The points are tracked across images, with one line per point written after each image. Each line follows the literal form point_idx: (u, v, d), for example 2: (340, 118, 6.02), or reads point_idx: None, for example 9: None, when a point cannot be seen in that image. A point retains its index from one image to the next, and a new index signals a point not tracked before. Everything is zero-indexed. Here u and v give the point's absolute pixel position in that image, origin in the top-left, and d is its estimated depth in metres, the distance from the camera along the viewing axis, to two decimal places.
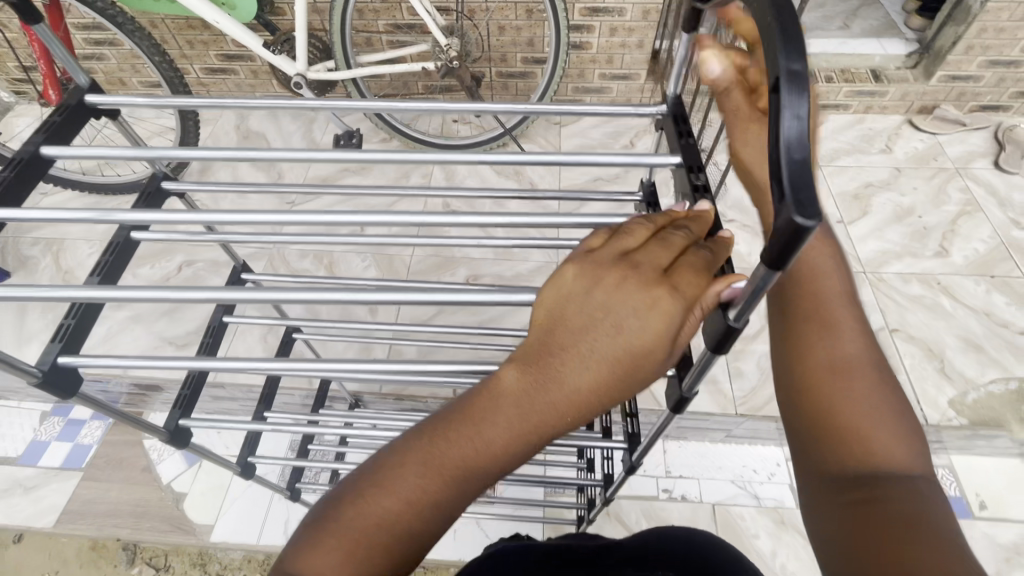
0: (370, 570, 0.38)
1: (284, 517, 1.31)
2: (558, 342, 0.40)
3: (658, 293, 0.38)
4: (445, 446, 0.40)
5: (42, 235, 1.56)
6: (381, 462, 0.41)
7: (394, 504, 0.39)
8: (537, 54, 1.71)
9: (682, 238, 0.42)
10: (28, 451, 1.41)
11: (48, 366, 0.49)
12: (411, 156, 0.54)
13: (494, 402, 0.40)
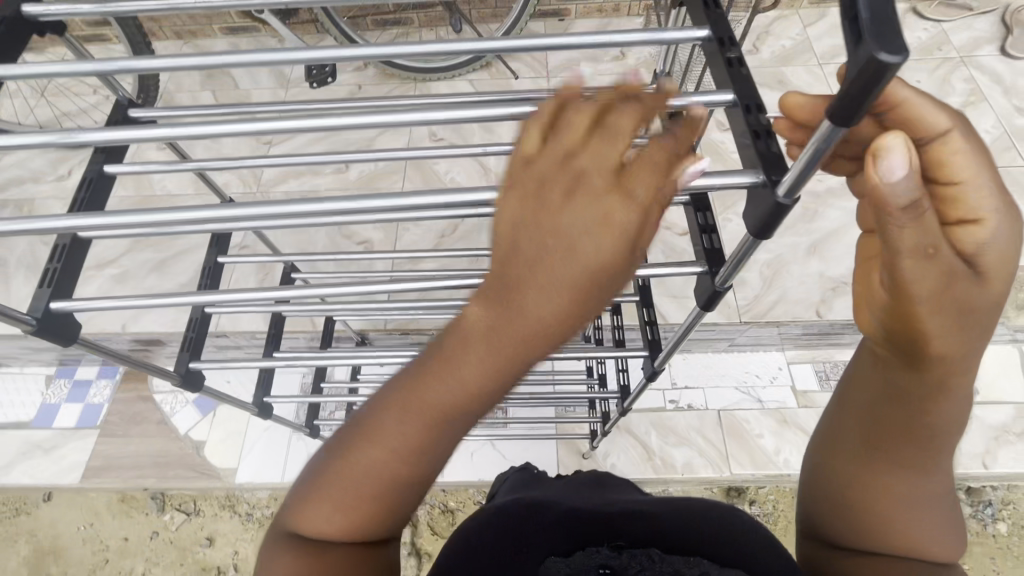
0: (364, 513, 0.41)
1: (305, 455, 1.35)
2: (507, 275, 0.35)
3: (613, 205, 0.33)
4: (407, 405, 0.38)
5: (10, 197, 1.49)
6: (368, 414, 0.40)
7: (383, 452, 0.39)
8: None
9: (632, 113, 0.34)
10: (40, 415, 1.42)
11: (42, 312, 0.46)
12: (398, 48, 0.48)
13: (467, 343, 0.36)
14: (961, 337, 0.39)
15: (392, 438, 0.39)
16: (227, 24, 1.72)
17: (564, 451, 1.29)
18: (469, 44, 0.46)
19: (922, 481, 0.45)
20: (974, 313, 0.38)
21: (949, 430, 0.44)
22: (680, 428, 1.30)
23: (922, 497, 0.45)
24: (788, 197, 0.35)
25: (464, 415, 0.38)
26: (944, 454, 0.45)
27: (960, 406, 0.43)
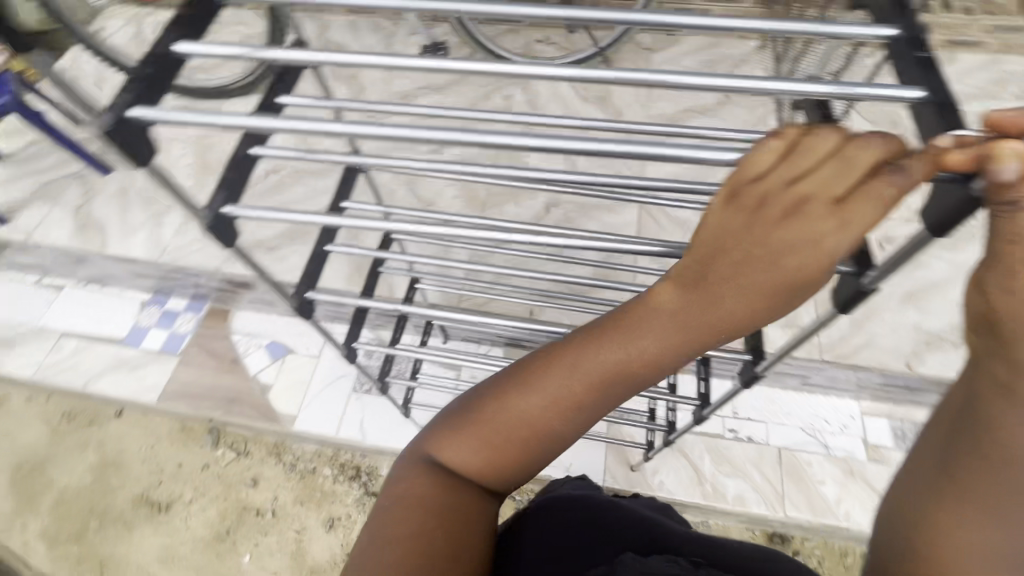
0: (511, 445, 0.47)
1: (360, 416, 1.39)
2: (711, 273, 0.41)
3: (826, 231, 0.37)
4: (573, 366, 0.46)
5: None
6: (532, 364, 0.48)
7: (543, 400, 0.46)
8: None
9: (871, 151, 0.36)
10: (131, 334, 1.53)
11: (217, 211, 0.52)
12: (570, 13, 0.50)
13: (648, 321, 0.44)
14: None
15: (553, 392, 0.46)
16: None
17: (613, 459, 1.28)
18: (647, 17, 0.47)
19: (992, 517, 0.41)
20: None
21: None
22: (735, 460, 1.26)
23: (996, 539, 0.41)
24: (978, 192, 0.36)
25: (626, 381, 0.45)
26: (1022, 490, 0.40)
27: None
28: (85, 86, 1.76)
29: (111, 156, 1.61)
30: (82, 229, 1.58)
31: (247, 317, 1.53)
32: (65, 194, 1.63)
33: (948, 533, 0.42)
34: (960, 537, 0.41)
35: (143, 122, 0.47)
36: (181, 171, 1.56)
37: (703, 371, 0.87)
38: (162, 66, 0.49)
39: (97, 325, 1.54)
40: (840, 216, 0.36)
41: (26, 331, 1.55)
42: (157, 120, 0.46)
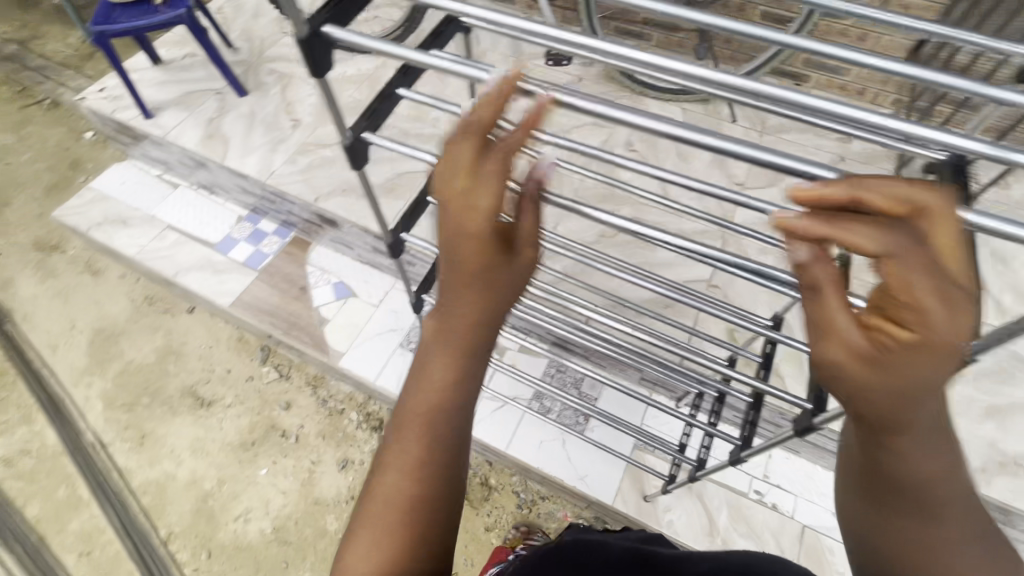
0: (396, 520, 0.55)
1: (400, 370, 1.45)
2: (445, 299, 0.57)
3: (475, 216, 0.51)
4: (410, 413, 0.58)
5: (277, 67, 1.79)
6: (381, 458, 0.58)
7: (401, 468, 0.57)
8: (782, 13, 1.54)
9: (469, 144, 0.50)
10: (223, 241, 1.67)
11: (356, 137, 0.60)
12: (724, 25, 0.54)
13: (434, 361, 0.58)
14: (893, 394, 0.40)
15: (411, 439, 0.57)
16: None
17: (629, 482, 1.27)
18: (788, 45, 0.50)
19: (963, 534, 0.47)
20: (930, 364, 0.39)
21: (945, 485, 0.46)
22: (753, 522, 1.21)
23: (941, 536, 0.47)
24: None
25: (444, 396, 0.57)
26: (957, 506, 0.47)
27: (932, 461, 0.45)
28: (242, 14, 1.93)
29: (249, 80, 1.76)
30: (210, 137, 1.64)
31: (324, 253, 1.63)
32: (202, 104, 1.71)
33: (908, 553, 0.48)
34: (920, 553, 0.48)
35: (328, 38, 0.52)
36: (305, 109, 1.69)
37: (749, 412, 0.85)
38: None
39: (197, 226, 1.70)
40: (473, 197, 0.50)
41: (140, 217, 1.72)
42: (345, 41, 0.52)
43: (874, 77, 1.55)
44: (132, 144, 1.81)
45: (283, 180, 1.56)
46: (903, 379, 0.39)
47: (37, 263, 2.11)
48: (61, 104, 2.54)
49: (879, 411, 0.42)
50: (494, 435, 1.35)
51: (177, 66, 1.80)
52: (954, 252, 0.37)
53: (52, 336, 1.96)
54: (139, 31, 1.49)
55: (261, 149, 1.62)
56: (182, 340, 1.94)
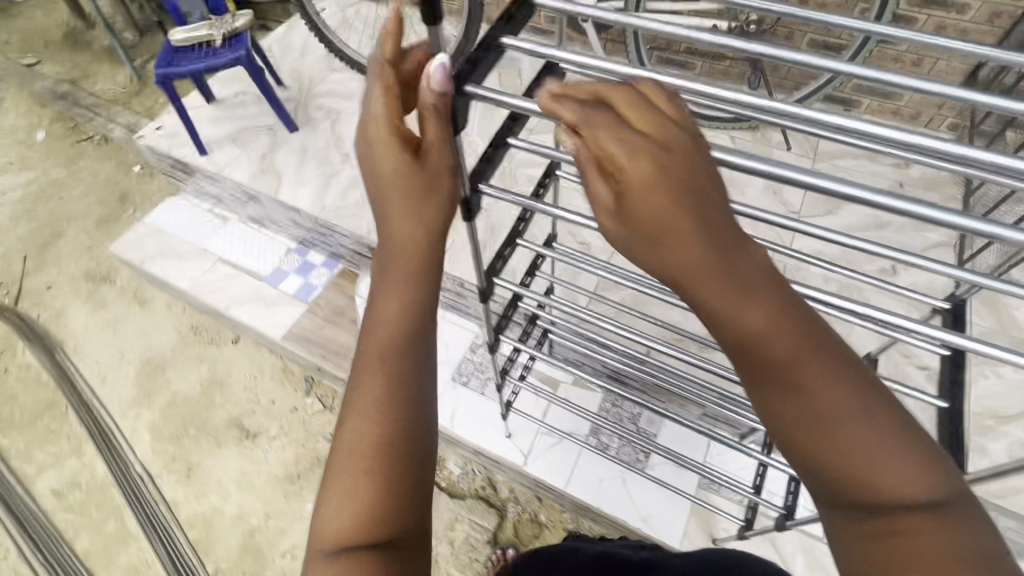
0: (375, 469, 0.51)
1: (453, 404, 1.43)
2: (386, 238, 0.57)
3: (400, 144, 0.54)
4: (369, 354, 0.56)
5: (326, 103, 1.83)
6: (344, 412, 0.55)
7: (366, 416, 0.53)
8: (832, 40, 1.52)
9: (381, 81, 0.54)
10: (273, 273, 1.69)
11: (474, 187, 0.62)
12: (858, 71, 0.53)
13: (379, 302, 0.57)
14: (675, 240, 0.46)
15: (372, 381, 0.55)
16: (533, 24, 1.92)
17: (696, 523, 1.22)
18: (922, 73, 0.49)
19: (837, 379, 0.45)
20: (668, 198, 0.46)
21: (789, 336, 0.46)
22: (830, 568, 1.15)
23: (858, 429, 0.44)
24: None
25: (390, 334, 0.56)
26: (811, 354, 0.46)
27: (750, 310, 0.46)
28: (290, 52, 1.99)
29: (298, 116, 1.81)
30: (262, 173, 1.68)
31: (373, 284, 1.64)
32: (255, 140, 1.75)
33: (833, 459, 0.45)
34: (841, 455, 0.44)
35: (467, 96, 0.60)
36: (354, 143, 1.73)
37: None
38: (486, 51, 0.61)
39: (248, 259, 1.72)
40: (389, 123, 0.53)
41: (193, 250, 1.76)
42: (482, 97, 0.59)
43: (931, 102, 1.52)
44: (185, 179, 1.86)
45: (334, 214, 1.58)
46: (675, 226, 0.46)
47: (86, 293, 2.15)
48: (110, 139, 2.62)
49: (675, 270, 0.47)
50: (552, 473, 1.31)
51: (230, 103, 1.85)
52: (649, 123, 0.50)
53: (101, 367, 1.98)
54: (199, 73, 1.54)
55: (313, 183, 1.65)
56: (226, 371, 1.94)
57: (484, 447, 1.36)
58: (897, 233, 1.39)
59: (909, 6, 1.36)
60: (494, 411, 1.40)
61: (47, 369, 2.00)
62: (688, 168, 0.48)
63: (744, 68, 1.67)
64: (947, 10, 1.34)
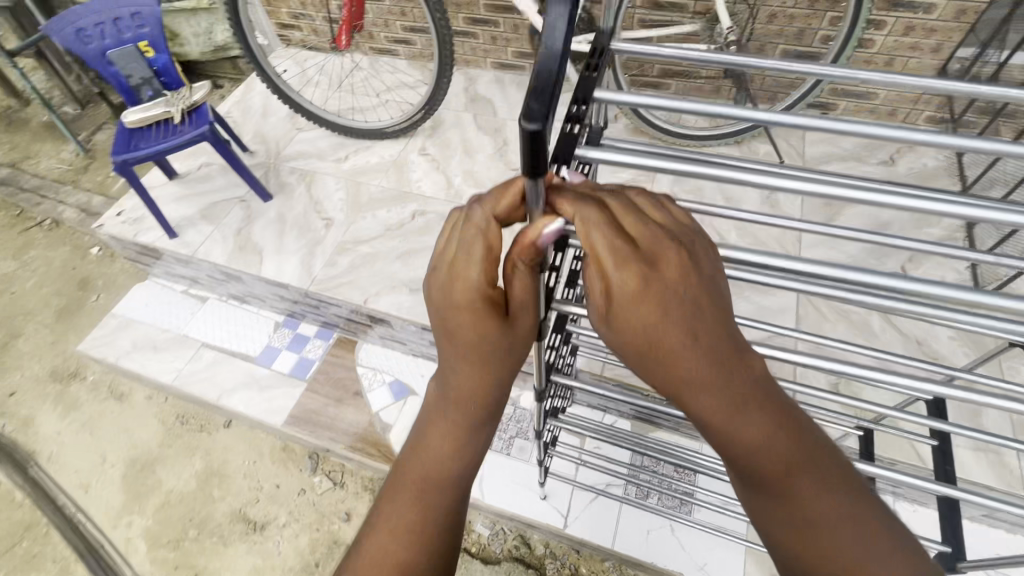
0: None
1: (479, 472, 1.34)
2: (442, 372, 0.51)
3: (484, 307, 0.46)
4: (406, 478, 0.53)
5: (298, 167, 1.75)
6: (368, 525, 0.53)
7: (389, 540, 0.50)
8: (804, 48, 1.53)
9: (485, 226, 0.45)
10: (264, 353, 1.58)
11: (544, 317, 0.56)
12: (944, 143, 0.49)
13: (427, 432, 0.53)
14: (672, 353, 0.41)
15: (405, 508, 0.52)
16: (501, 60, 1.89)
17: (754, 565, 1.16)
18: (983, 143, 0.48)
19: (836, 494, 0.43)
20: (668, 311, 0.41)
21: (789, 447, 0.43)
22: None
23: (850, 543, 0.42)
24: None
25: (427, 459, 0.53)
26: (809, 464, 0.44)
27: (755, 422, 0.42)
28: (252, 116, 1.90)
29: (271, 184, 1.72)
30: (241, 249, 1.58)
31: (375, 351, 1.55)
32: (227, 215, 1.66)
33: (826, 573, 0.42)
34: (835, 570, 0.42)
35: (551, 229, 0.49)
36: (334, 205, 1.65)
37: (943, 512, 0.78)
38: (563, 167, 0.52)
39: (235, 341, 1.61)
40: (484, 275, 0.46)
41: (172, 339, 1.63)
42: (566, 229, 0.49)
43: (907, 98, 1.54)
44: (154, 263, 1.73)
45: (325, 283, 1.49)
46: (671, 338, 0.41)
47: (55, 396, 1.93)
48: (61, 223, 2.43)
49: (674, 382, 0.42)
50: (597, 533, 1.24)
51: (195, 178, 1.75)
52: (640, 228, 0.43)
53: (82, 475, 1.77)
54: (161, 154, 1.45)
55: (297, 254, 1.56)
56: (223, 461, 1.73)
57: (520, 515, 1.28)
58: (900, 232, 1.40)
59: (878, 10, 1.39)
60: (525, 474, 1.32)
61: (19, 486, 1.79)
62: (692, 279, 0.42)
63: (721, 83, 1.67)
64: (914, 11, 1.37)
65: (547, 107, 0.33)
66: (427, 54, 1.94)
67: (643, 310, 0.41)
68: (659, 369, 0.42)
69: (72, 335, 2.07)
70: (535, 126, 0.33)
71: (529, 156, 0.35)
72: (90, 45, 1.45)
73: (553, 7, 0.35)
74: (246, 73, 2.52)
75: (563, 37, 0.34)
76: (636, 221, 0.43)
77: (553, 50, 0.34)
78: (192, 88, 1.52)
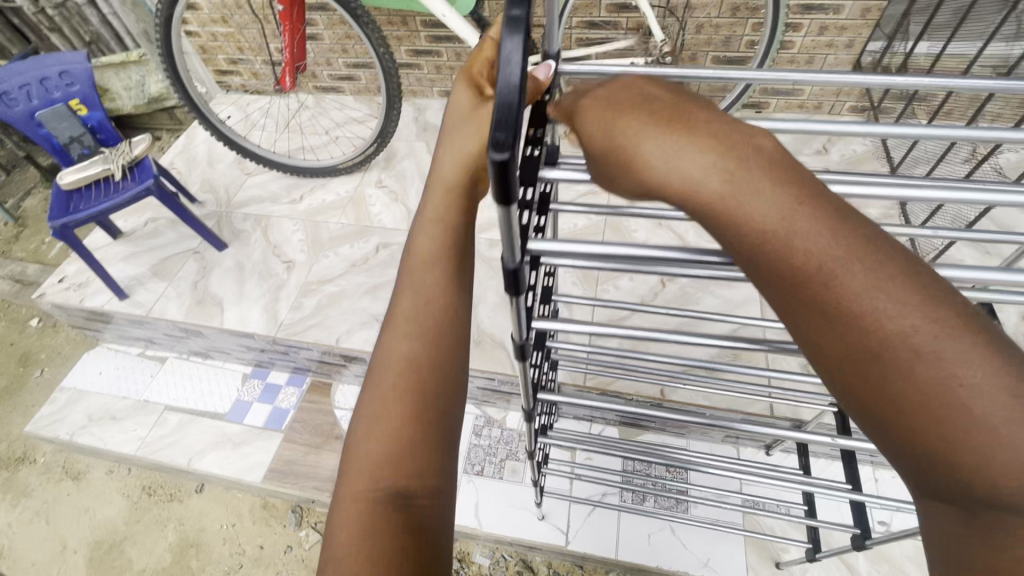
0: (413, 375, 0.48)
1: (473, 501, 1.31)
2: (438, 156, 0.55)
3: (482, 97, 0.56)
4: (414, 266, 0.52)
5: (252, 212, 1.71)
6: (386, 325, 0.51)
7: (408, 325, 0.50)
8: (732, 54, 1.62)
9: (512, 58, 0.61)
10: (234, 409, 1.51)
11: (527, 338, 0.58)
12: (872, 130, 0.52)
13: (428, 219, 0.53)
14: (675, 145, 0.39)
15: (418, 291, 0.51)
16: (448, 88, 1.92)
17: (754, 552, 1.18)
18: (911, 128, 0.52)
19: (898, 291, 0.33)
20: (664, 117, 0.41)
21: (822, 235, 0.35)
22: (893, 557, 1.14)
23: (948, 361, 0.32)
24: None
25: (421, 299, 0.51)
26: (855, 254, 0.34)
27: (763, 207, 0.36)
28: (196, 165, 1.85)
29: (224, 232, 1.66)
30: (199, 303, 1.51)
31: (351, 391, 1.51)
32: (180, 269, 1.59)
33: (912, 402, 0.32)
34: (919, 391, 0.32)
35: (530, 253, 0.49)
36: (294, 247, 1.61)
37: None
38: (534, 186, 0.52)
39: (200, 399, 1.53)
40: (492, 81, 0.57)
41: (131, 406, 1.54)
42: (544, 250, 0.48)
43: (829, 91, 1.66)
44: (104, 329, 1.63)
45: (293, 328, 1.44)
46: (666, 137, 0.40)
47: (2, 485, 1.77)
48: None
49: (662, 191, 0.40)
50: (599, 546, 1.23)
51: (142, 234, 1.68)
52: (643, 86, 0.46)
53: (39, 568, 1.62)
54: (104, 214, 1.39)
55: (259, 301, 1.51)
56: (198, 526, 1.63)
57: (520, 538, 1.26)
58: None
59: (794, 15, 1.50)
60: (520, 495, 1.30)
61: None
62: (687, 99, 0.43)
63: None
64: (825, 12, 1.49)
65: (513, 133, 0.33)
66: (373, 88, 1.95)
67: (649, 116, 0.42)
68: (669, 161, 0.39)
69: (15, 416, 1.91)
70: (503, 154, 0.32)
71: (500, 184, 0.34)
72: (15, 108, 1.38)
73: (506, 44, 0.35)
74: (185, 122, 2.45)
75: (520, 68, 0.34)
76: (640, 85, 0.47)
77: (510, 81, 0.34)
78: (130, 143, 1.47)
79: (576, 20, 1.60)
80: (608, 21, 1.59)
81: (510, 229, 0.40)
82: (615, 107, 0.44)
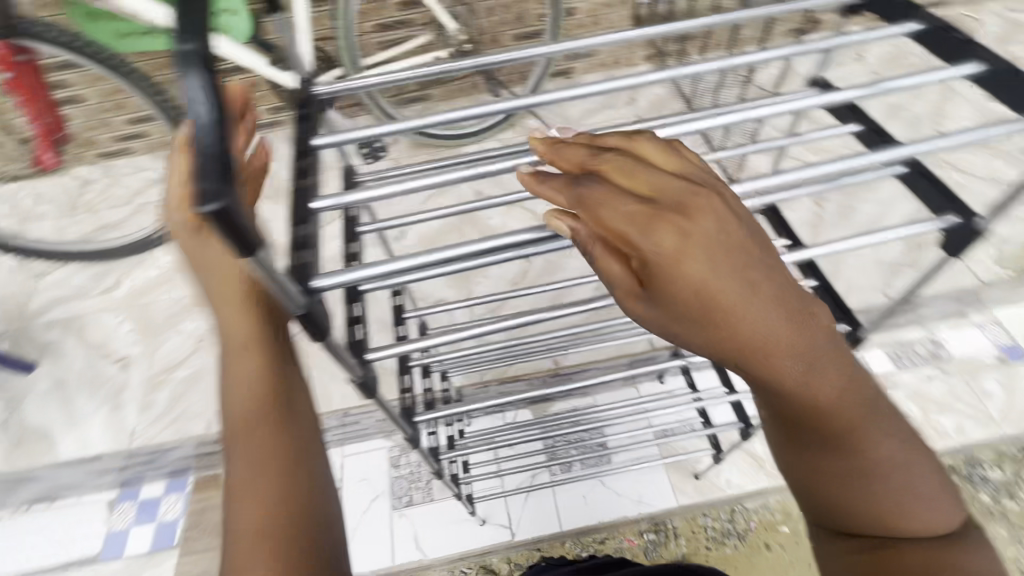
0: (280, 498, 0.45)
1: (412, 532, 1.26)
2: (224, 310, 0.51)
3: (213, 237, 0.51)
4: (239, 398, 0.49)
5: (57, 317, 1.45)
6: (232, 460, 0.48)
7: (255, 455, 0.47)
8: (527, 28, 1.68)
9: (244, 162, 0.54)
10: (108, 543, 1.22)
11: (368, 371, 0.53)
12: (608, 85, 0.57)
13: (238, 350, 0.50)
14: (775, 333, 0.40)
15: (257, 417, 0.48)
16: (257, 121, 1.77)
17: (676, 474, 1.29)
18: (631, 78, 0.58)
19: (883, 428, 0.46)
20: (767, 296, 0.39)
21: (851, 395, 0.45)
22: None
23: (897, 476, 0.46)
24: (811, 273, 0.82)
25: (259, 415, 0.48)
26: (868, 405, 0.46)
27: (821, 375, 0.43)
28: None
29: (27, 349, 1.40)
30: (17, 445, 1.30)
31: None
32: None
33: (875, 501, 0.46)
34: (881, 495, 0.46)
35: (319, 291, 0.44)
36: (123, 340, 1.41)
37: None
38: (311, 222, 0.47)
39: (59, 549, 1.21)
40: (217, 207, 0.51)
41: None
42: (336, 286, 0.44)
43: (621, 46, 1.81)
44: None
45: (146, 432, 1.32)
46: (780, 330, 0.40)
47: None
48: None
49: (756, 365, 0.41)
50: (543, 525, 1.25)
51: None
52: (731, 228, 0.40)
53: None
54: None
55: (98, 412, 1.33)
56: None
57: (468, 550, 1.23)
58: None
59: None
60: (454, 510, 1.27)
61: None
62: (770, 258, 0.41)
63: (474, 80, 1.79)
64: None
65: (224, 182, 0.30)
66: (168, 141, 1.73)
67: (759, 294, 0.39)
68: (773, 351, 0.40)
69: None
70: (218, 204, 0.29)
71: (231, 234, 0.31)
72: None
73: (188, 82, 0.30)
74: None
75: (207, 108, 0.30)
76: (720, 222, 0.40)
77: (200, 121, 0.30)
78: None
79: (368, 23, 1.54)
80: (402, 19, 1.55)
81: (274, 275, 0.37)
82: (729, 270, 0.38)
